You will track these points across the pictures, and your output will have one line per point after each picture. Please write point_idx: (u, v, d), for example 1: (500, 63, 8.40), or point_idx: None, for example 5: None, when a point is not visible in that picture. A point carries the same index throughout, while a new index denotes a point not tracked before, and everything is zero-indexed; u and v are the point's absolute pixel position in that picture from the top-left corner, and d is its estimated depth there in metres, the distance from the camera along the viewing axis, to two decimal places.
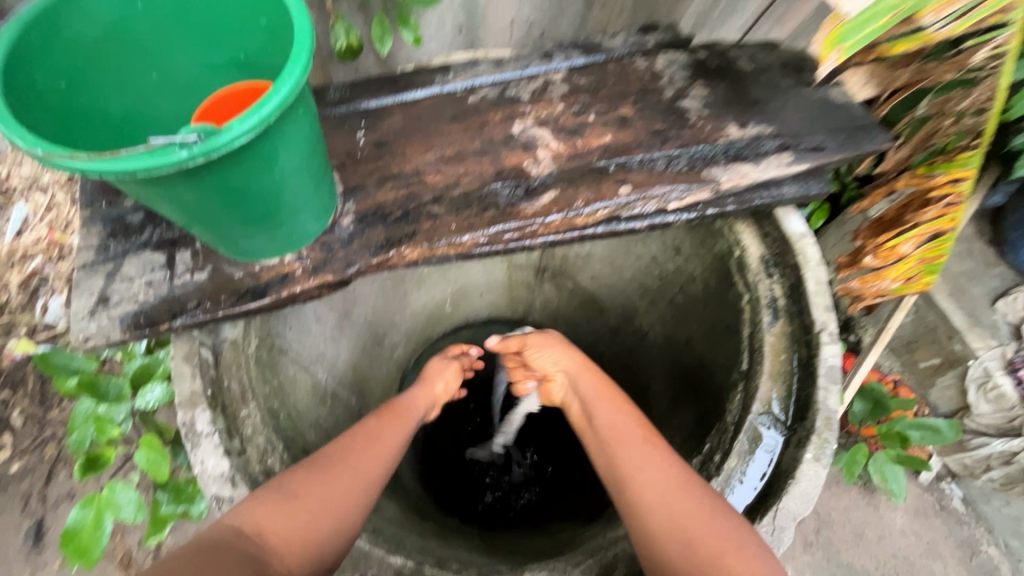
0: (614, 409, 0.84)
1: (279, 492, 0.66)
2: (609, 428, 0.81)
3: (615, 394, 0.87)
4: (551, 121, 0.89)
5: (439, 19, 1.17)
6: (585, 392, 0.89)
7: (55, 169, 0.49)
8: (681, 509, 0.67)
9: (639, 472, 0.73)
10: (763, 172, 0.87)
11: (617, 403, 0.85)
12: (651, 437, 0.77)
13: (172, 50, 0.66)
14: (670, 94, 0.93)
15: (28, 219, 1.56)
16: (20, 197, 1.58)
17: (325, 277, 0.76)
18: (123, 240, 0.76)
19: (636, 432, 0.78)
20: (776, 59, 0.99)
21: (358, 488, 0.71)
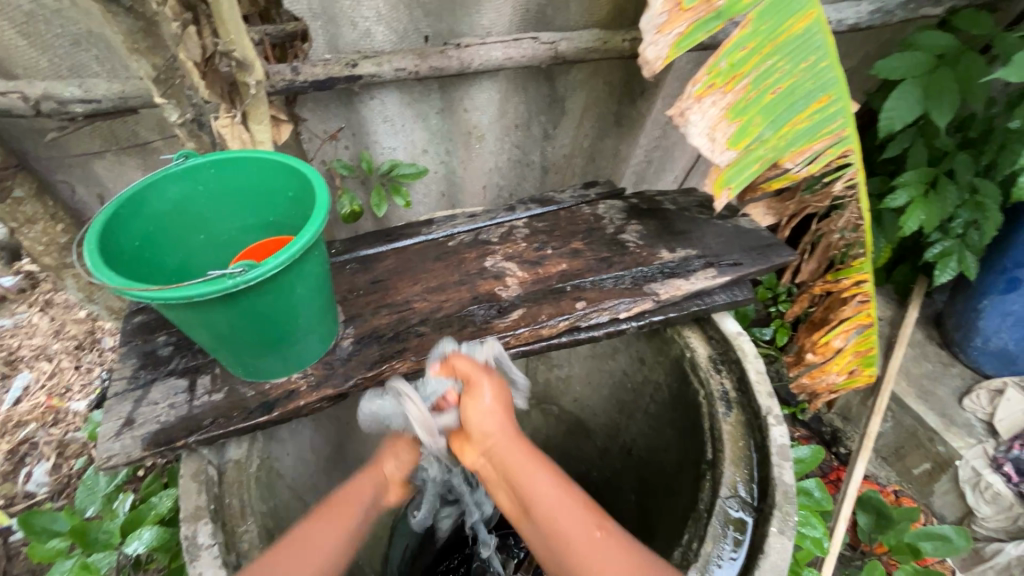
0: (556, 494, 0.69)
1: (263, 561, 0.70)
2: (551, 523, 0.67)
3: (546, 461, 0.71)
4: (516, 256, 1.09)
5: (425, 188, 1.46)
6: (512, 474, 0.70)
7: (130, 299, 0.64)
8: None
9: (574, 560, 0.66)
10: (694, 284, 1.05)
11: (565, 485, 0.70)
12: (601, 521, 0.69)
13: (217, 219, 0.86)
14: (611, 231, 1.15)
15: (29, 387, 1.64)
16: (24, 366, 1.67)
17: (326, 390, 0.87)
18: (153, 369, 0.88)
19: (584, 520, 0.68)
20: (693, 201, 1.24)
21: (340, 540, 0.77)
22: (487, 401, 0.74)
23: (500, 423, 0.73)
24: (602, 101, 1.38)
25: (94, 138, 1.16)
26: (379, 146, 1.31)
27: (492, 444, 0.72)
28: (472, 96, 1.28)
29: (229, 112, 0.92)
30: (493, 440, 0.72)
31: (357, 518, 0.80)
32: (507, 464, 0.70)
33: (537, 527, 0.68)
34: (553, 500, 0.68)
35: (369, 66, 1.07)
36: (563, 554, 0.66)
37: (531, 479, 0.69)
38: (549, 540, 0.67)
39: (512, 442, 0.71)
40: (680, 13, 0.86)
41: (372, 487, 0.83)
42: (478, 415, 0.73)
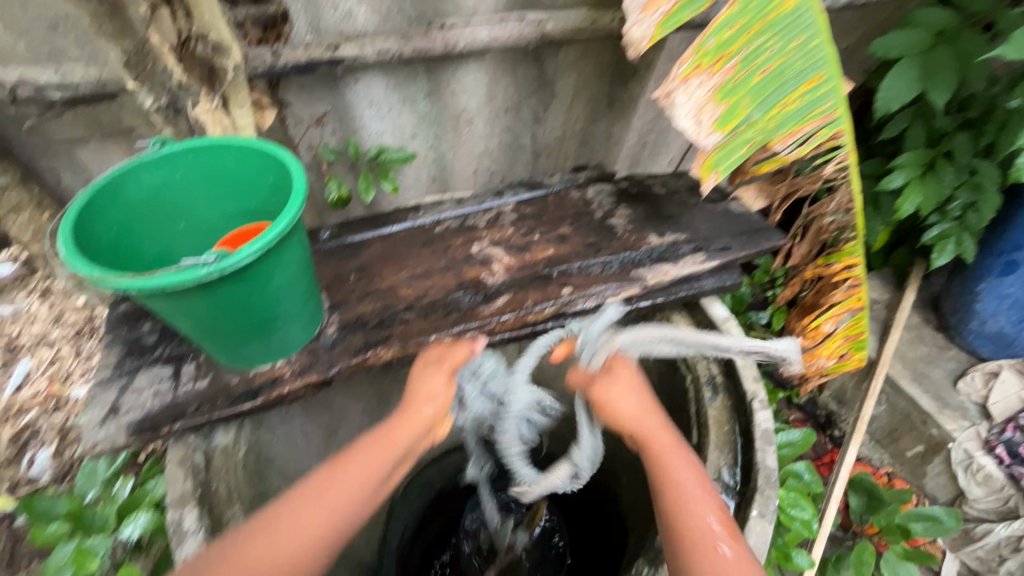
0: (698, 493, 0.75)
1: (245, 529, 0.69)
2: (682, 518, 0.73)
3: (692, 458, 0.80)
4: (503, 241, 1.08)
5: (416, 173, 1.44)
6: (655, 458, 0.81)
7: (104, 288, 0.64)
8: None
9: (697, 548, 0.70)
10: (682, 270, 1.05)
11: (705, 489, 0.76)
12: (733, 537, 0.71)
13: (198, 207, 0.86)
14: (600, 215, 1.14)
15: (30, 373, 1.64)
16: (24, 353, 1.67)
17: (310, 377, 0.87)
18: (138, 357, 0.89)
19: (715, 525, 0.72)
20: (684, 184, 1.23)
21: (320, 529, 0.71)
22: (626, 385, 0.88)
23: (640, 409, 0.86)
24: (593, 83, 1.36)
25: (78, 124, 1.14)
26: (366, 131, 1.30)
27: (638, 425, 0.84)
28: (458, 79, 1.26)
29: (209, 97, 0.90)
30: (644, 425, 0.84)
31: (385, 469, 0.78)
32: (653, 443, 0.82)
33: (668, 501, 0.76)
34: (692, 498, 0.75)
35: (351, 49, 1.05)
36: (689, 534, 0.72)
37: (672, 466, 0.79)
38: (677, 527, 0.73)
39: (659, 428, 0.84)
40: None
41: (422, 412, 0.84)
42: (624, 401, 0.86)
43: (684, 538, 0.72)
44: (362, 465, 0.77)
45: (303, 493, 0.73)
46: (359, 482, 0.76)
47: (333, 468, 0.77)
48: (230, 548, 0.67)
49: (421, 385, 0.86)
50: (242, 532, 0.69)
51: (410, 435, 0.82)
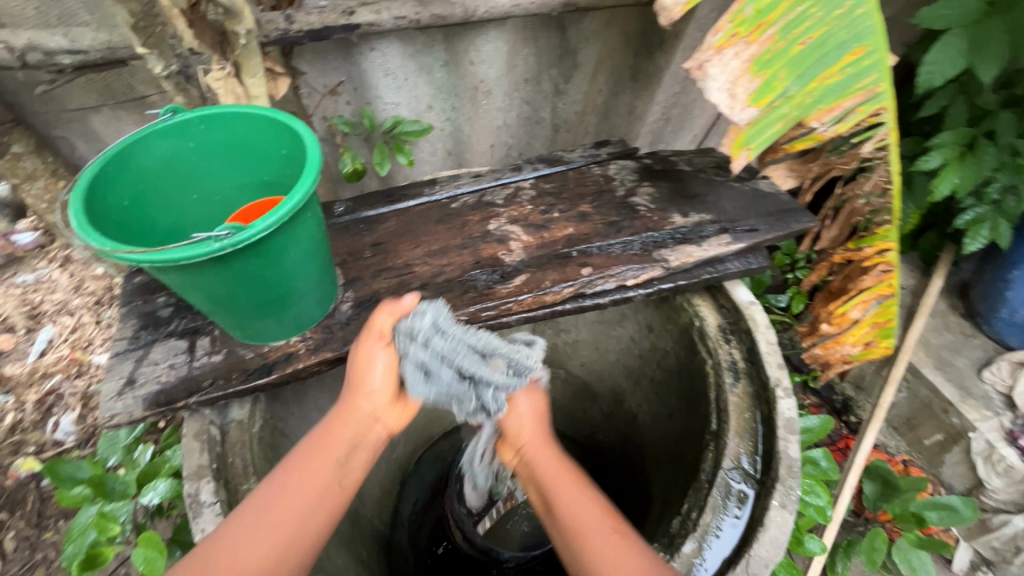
0: (580, 493, 0.72)
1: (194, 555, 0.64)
2: (572, 520, 0.70)
3: (576, 475, 0.74)
4: (521, 219, 1.05)
5: (432, 146, 1.41)
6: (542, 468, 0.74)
7: (116, 261, 0.63)
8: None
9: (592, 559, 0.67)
10: (706, 251, 1.01)
11: (581, 487, 0.73)
12: (619, 525, 0.70)
13: (211, 178, 0.84)
14: (622, 193, 1.10)
15: (53, 340, 1.66)
16: (47, 320, 1.69)
17: (325, 354, 0.86)
18: (153, 330, 0.88)
19: (602, 522, 0.69)
20: (710, 161, 1.18)
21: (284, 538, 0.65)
22: (524, 409, 0.78)
23: (534, 428, 0.78)
24: (617, 53, 1.30)
25: (89, 91, 1.12)
26: (381, 101, 1.26)
27: (539, 441, 0.77)
28: (477, 47, 1.21)
29: (221, 64, 0.87)
30: (525, 440, 0.77)
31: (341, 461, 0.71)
32: (539, 464, 0.75)
33: (558, 516, 0.71)
34: (576, 503, 0.71)
35: (367, 14, 1.01)
36: (578, 548, 0.68)
37: (561, 485, 0.73)
38: (568, 533, 0.69)
39: (544, 446, 0.77)
40: None
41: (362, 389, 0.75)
42: (514, 417, 0.78)
43: (578, 551, 0.68)
44: (312, 463, 0.70)
45: (260, 501, 0.67)
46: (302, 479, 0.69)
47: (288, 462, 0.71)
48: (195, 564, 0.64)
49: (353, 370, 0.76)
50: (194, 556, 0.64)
51: (348, 424, 0.73)
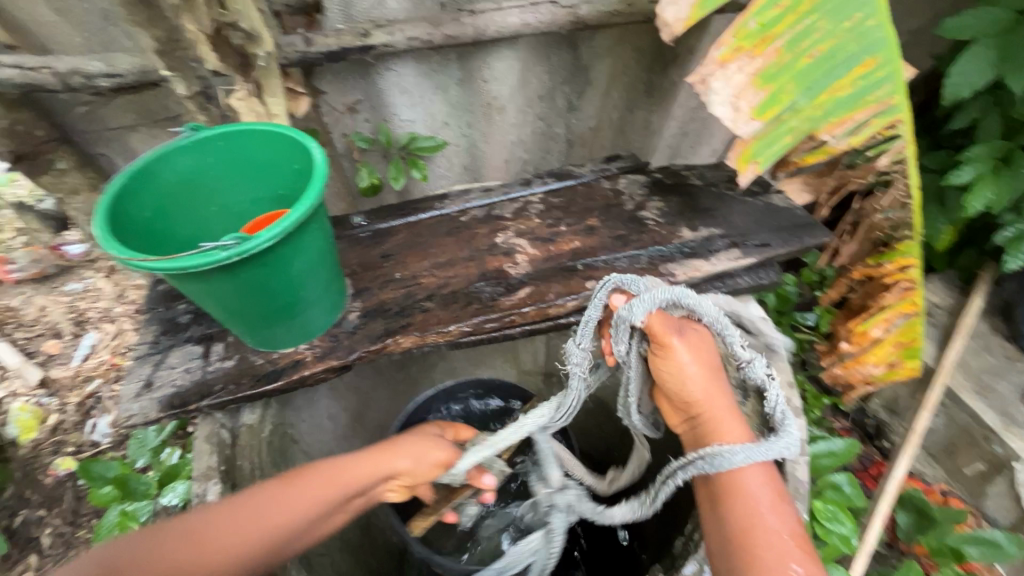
0: (774, 507, 0.68)
1: (154, 528, 0.67)
2: (746, 527, 0.67)
3: (778, 490, 0.70)
4: (528, 232, 1.06)
5: (448, 161, 1.44)
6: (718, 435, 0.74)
7: (130, 268, 0.67)
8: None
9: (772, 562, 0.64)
10: (715, 266, 0.99)
11: (779, 501, 0.69)
12: (804, 559, 0.64)
13: (229, 190, 0.88)
14: (631, 207, 1.10)
15: (96, 346, 1.64)
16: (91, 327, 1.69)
17: (330, 362, 0.89)
18: (172, 336, 0.93)
19: (786, 546, 0.65)
20: (723, 175, 1.17)
21: (222, 556, 0.66)
22: (686, 363, 0.77)
23: (707, 392, 0.76)
24: (630, 68, 1.31)
25: (128, 111, 1.20)
26: (397, 119, 1.30)
27: (715, 410, 0.76)
28: (490, 65, 1.23)
29: (243, 85, 0.93)
30: (695, 396, 0.76)
31: (324, 502, 0.75)
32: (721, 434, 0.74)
33: (737, 509, 0.69)
34: (764, 513, 0.68)
35: (381, 36, 1.05)
36: (764, 549, 0.65)
37: (744, 483, 0.70)
38: (739, 535, 0.67)
39: (729, 415, 0.75)
40: None
41: (353, 480, 0.78)
42: (686, 372, 0.77)
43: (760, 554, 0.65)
44: (300, 494, 0.74)
45: (224, 511, 0.69)
46: (236, 536, 0.67)
47: (271, 486, 0.74)
48: (119, 556, 0.63)
49: (361, 455, 0.81)
50: (144, 532, 0.66)
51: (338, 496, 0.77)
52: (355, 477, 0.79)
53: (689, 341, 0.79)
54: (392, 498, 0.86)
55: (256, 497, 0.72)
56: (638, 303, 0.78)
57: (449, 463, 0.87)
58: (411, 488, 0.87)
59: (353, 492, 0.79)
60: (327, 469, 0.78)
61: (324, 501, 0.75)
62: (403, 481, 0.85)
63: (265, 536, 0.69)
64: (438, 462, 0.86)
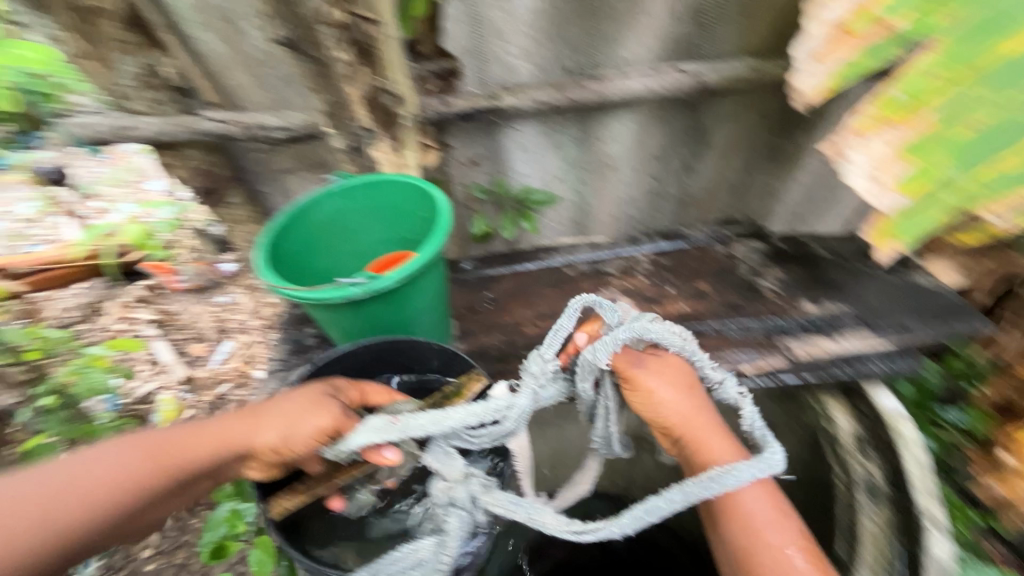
0: (774, 524, 0.73)
1: None
2: (752, 547, 0.72)
3: (775, 504, 0.76)
4: (634, 290, 1.05)
5: (557, 214, 1.48)
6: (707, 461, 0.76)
7: (278, 295, 0.77)
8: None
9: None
10: (842, 346, 0.90)
11: (781, 518, 0.74)
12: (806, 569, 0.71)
13: (364, 232, 0.99)
14: (745, 274, 1.05)
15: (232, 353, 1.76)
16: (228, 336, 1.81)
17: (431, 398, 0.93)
18: (299, 356, 1.03)
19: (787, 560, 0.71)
20: (854, 248, 1.08)
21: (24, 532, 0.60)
22: (663, 395, 0.78)
23: (685, 417, 0.78)
24: (753, 133, 1.28)
25: (290, 158, 1.39)
26: (514, 173, 1.38)
27: (694, 433, 0.77)
28: (608, 126, 1.27)
29: (387, 140, 1.05)
30: (676, 425, 0.78)
31: (171, 470, 0.69)
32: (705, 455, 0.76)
33: (739, 531, 0.74)
34: (767, 533, 0.73)
35: (510, 99, 1.14)
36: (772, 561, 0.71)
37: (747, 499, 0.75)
38: (743, 557, 0.73)
39: (713, 431, 0.77)
40: (846, 39, 0.72)
41: (205, 447, 0.71)
42: (663, 404, 0.77)
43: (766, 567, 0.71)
44: (144, 460, 0.68)
45: (45, 478, 0.64)
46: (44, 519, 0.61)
47: (114, 449, 0.69)
48: None
49: (220, 422, 0.74)
50: None
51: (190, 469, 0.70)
52: (211, 442, 0.71)
53: (653, 370, 0.79)
54: (252, 474, 0.76)
55: (84, 462, 0.66)
56: (603, 346, 0.77)
57: (332, 431, 0.71)
58: (282, 463, 0.75)
59: (211, 460, 0.71)
60: (176, 433, 0.72)
61: (176, 469, 0.69)
62: (264, 455, 0.73)
63: (105, 503, 0.65)
64: (318, 431, 0.71)
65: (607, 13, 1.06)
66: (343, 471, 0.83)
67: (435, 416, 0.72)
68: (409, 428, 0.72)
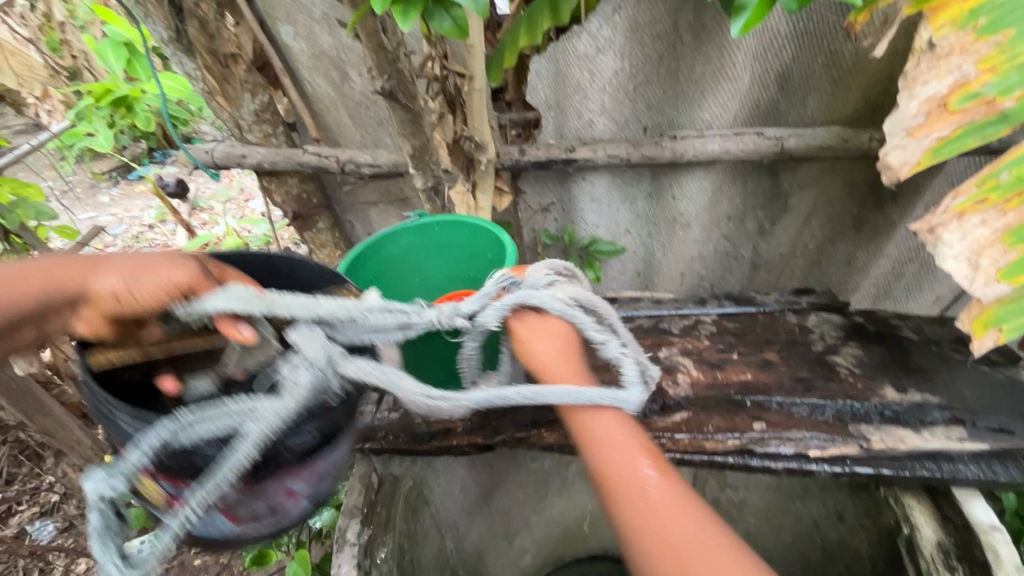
0: (620, 437, 0.69)
1: None
2: (610, 467, 0.67)
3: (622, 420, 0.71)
4: (695, 352, 1.02)
5: (622, 266, 1.48)
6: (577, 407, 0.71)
7: None
8: (702, 556, 0.58)
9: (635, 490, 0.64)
10: (926, 441, 0.82)
11: (623, 431, 0.70)
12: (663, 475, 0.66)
13: (431, 265, 1.03)
14: (819, 348, 0.99)
15: None
16: None
17: (476, 438, 0.93)
18: None
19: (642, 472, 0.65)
20: (947, 333, 0.99)
21: None
22: (542, 350, 0.72)
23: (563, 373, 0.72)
24: (837, 200, 1.23)
25: (375, 192, 1.50)
26: (583, 222, 1.40)
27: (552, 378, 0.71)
28: (682, 185, 1.26)
29: (464, 183, 1.11)
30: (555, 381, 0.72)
31: None
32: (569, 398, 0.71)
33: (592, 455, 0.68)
34: (624, 452, 0.67)
35: (585, 152, 1.17)
36: (624, 493, 0.64)
37: (596, 426, 0.70)
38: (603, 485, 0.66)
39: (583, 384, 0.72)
40: (944, 114, 0.69)
41: (20, 290, 0.58)
42: (543, 361, 0.72)
43: (619, 502, 0.64)
44: None
45: None
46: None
47: None
48: None
49: (42, 267, 0.60)
50: None
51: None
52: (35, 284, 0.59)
53: (543, 327, 0.73)
54: (81, 331, 0.62)
55: None
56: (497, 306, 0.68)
57: (186, 291, 0.59)
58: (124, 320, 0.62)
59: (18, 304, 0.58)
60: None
61: None
62: (102, 306, 0.60)
63: None
64: (168, 287, 0.59)
65: (689, 75, 1.08)
66: (182, 336, 0.67)
67: (303, 301, 0.59)
68: (278, 308, 0.58)
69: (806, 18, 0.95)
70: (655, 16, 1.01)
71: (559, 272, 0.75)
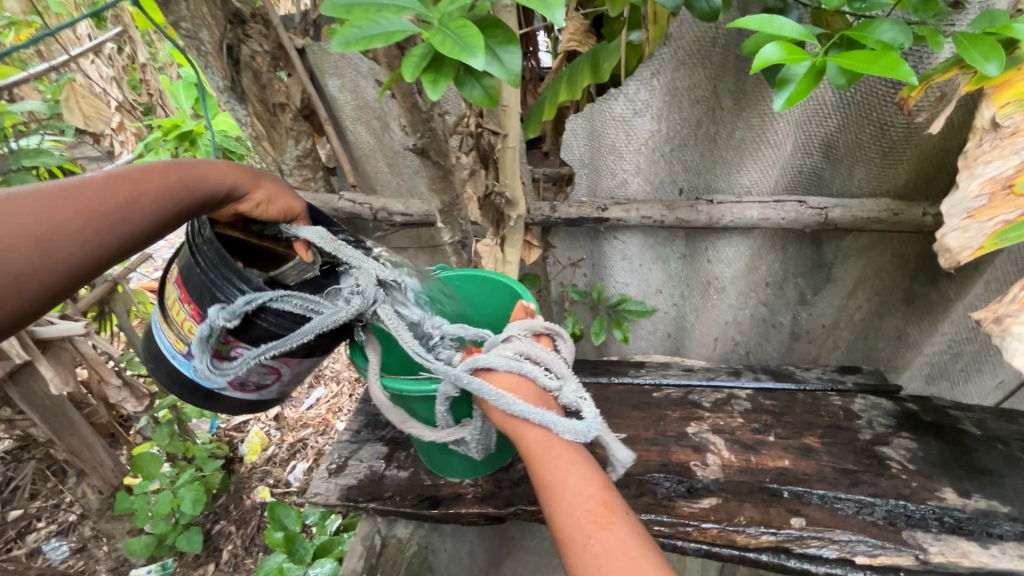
0: (562, 467, 0.59)
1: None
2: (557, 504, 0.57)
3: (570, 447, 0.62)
4: (727, 431, 0.94)
5: (653, 326, 1.42)
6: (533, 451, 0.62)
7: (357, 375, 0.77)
8: None
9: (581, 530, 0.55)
10: (995, 558, 0.73)
11: (567, 460, 0.60)
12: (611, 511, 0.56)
13: None
14: (867, 437, 0.90)
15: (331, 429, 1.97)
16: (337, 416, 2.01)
17: (487, 508, 0.88)
18: (371, 430, 1.05)
19: (587, 509, 0.56)
20: (1017, 430, 0.89)
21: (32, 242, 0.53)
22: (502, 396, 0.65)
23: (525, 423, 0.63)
24: (887, 273, 1.16)
25: (406, 238, 1.52)
26: (613, 279, 1.35)
27: (509, 425, 0.64)
28: (718, 249, 1.22)
29: (492, 237, 1.10)
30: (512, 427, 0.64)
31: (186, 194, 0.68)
32: (529, 445, 0.62)
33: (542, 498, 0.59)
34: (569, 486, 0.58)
35: (618, 211, 1.14)
36: (582, 544, 0.54)
37: (551, 459, 0.60)
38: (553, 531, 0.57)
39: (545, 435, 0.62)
40: (1009, 197, 0.63)
41: (208, 184, 0.70)
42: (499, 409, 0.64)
43: (574, 553, 0.54)
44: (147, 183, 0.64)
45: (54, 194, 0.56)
46: (118, 226, 0.61)
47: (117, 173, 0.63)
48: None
49: (219, 163, 0.73)
50: None
51: (201, 198, 0.70)
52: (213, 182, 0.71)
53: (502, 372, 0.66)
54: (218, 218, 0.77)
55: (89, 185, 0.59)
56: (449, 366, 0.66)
57: (296, 217, 0.81)
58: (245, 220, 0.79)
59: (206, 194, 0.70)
60: (176, 163, 0.68)
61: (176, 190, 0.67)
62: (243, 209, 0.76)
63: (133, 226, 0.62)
64: (288, 211, 0.80)
65: (728, 140, 1.07)
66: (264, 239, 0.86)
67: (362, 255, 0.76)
68: (344, 253, 0.76)
69: (854, 89, 0.92)
70: (694, 82, 1.01)
71: (532, 330, 0.72)
